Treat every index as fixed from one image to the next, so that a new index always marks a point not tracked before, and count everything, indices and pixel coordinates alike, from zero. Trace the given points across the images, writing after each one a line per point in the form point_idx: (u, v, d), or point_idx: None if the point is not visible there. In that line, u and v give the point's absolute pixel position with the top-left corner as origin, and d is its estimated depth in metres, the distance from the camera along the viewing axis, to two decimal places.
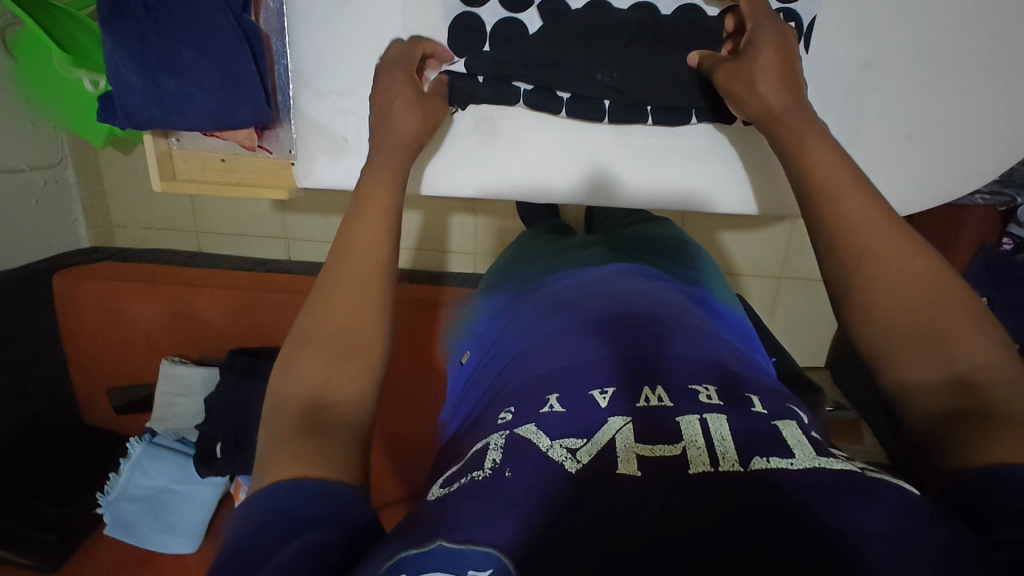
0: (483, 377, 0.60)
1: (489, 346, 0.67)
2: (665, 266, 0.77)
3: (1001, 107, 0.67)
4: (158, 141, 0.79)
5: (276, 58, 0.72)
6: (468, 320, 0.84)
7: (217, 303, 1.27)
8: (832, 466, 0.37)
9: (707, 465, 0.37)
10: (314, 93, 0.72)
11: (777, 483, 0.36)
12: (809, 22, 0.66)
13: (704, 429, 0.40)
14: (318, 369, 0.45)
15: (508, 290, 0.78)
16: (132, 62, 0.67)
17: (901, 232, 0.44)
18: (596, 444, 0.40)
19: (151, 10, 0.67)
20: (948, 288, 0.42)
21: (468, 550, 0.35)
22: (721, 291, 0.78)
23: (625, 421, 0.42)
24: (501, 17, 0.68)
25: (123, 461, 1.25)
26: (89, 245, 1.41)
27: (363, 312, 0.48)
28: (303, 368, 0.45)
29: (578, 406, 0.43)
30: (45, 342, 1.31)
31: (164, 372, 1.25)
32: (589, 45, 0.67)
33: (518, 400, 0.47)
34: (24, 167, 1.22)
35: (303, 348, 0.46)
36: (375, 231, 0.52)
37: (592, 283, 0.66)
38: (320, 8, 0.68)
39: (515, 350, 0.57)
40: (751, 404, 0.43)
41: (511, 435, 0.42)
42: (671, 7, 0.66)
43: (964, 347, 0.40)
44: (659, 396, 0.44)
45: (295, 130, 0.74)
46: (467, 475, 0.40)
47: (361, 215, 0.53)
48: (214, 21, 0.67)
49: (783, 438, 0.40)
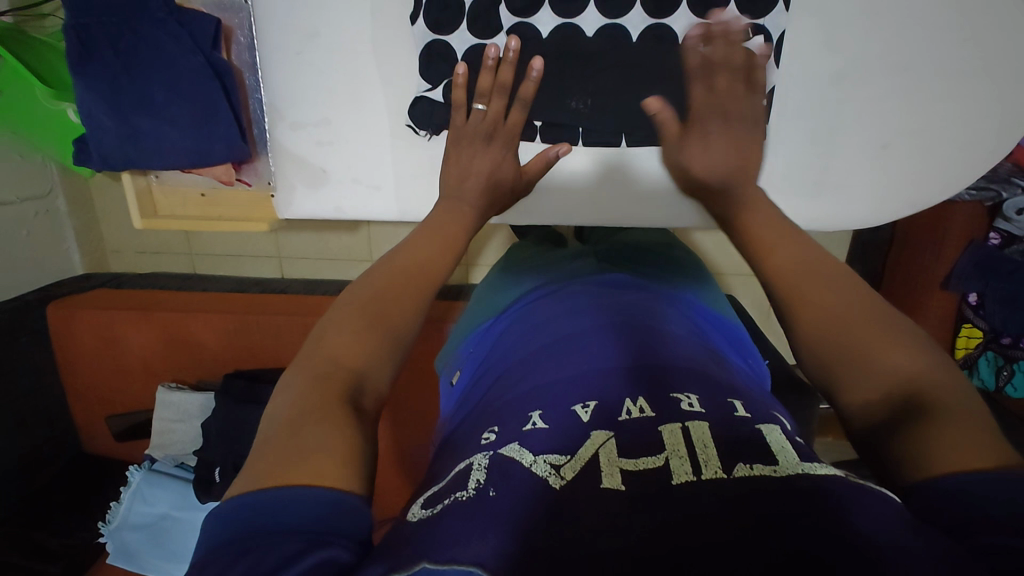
0: (464, 403, 0.59)
1: (478, 365, 0.66)
2: (654, 274, 0.77)
3: (976, 110, 0.67)
4: (137, 179, 0.79)
5: (251, 93, 0.74)
6: (457, 336, 0.82)
7: (210, 327, 1.28)
8: (815, 471, 0.37)
9: (690, 473, 0.37)
10: (291, 125, 0.72)
11: (762, 488, 0.35)
12: (779, 36, 0.66)
13: (686, 438, 0.40)
14: (362, 329, 0.50)
15: (501, 303, 0.77)
16: (104, 104, 0.67)
17: (815, 260, 0.50)
18: (579, 459, 0.40)
19: (120, 54, 0.67)
20: (864, 308, 0.47)
21: (452, 570, 0.33)
22: (710, 295, 0.78)
23: (608, 435, 0.41)
24: (471, 44, 0.67)
25: (123, 490, 1.23)
26: (83, 272, 1.42)
27: (400, 304, 0.53)
28: (343, 333, 0.49)
29: (561, 422, 0.44)
30: (41, 372, 1.32)
31: (161, 400, 1.25)
32: (562, 72, 0.68)
33: (502, 419, 0.47)
34: (15, 199, 1.23)
35: (344, 316, 0.51)
36: (431, 245, 0.59)
37: (576, 292, 0.66)
38: (292, 42, 0.69)
39: (501, 368, 0.57)
40: (732, 413, 0.43)
41: (495, 453, 0.42)
42: (639, 29, 0.67)
43: (890, 357, 0.43)
44: (641, 407, 0.44)
45: (273, 163, 0.74)
46: (450, 495, 0.39)
47: (425, 233, 0.60)
48: (184, 61, 0.67)
49: (768, 445, 0.40)
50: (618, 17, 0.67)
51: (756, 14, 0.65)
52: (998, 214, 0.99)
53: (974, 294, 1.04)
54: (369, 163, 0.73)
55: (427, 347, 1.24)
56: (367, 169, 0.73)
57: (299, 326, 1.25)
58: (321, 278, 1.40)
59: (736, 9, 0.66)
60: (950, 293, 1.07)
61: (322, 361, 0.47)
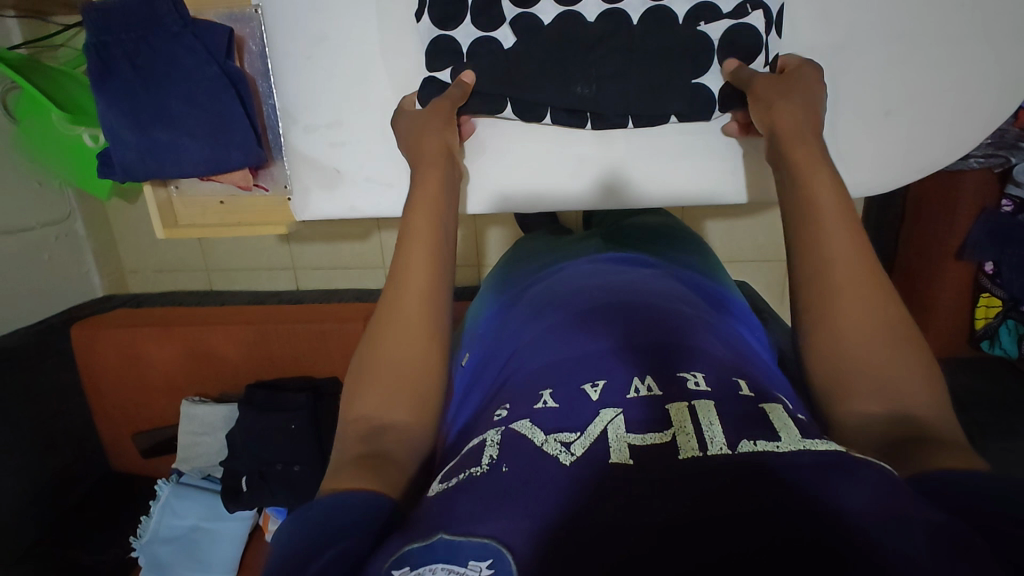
0: (474, 385, 0.59)
1: (488, 343, 0.66)
2: (663, 253, 0.77)
3: (976, 75, 0.68)
4: (157, 190, 0.81)
5: (264, 98, 0.76)
6: (470, 315, 0.82)
7: (231, 339, 1.30)
8: (816, 446, 0.38)
9: (696, 449, 0.38)
10: (304, 128, 0.74)
11: (764, 464, 0.36)
12: (778, 10, 0.67)
13: (692, 415, 0.40)
14: (397, 341, 0.53)
15: (508, 288, 0.77)
16: (125, 119, 0.70)
17: (866, 270, 0.50)
18: (589, 436, 0.40)
19: (138, 68, 0.69)
20: (888, 327, 0.48)
21: (469, 542, 0.35)
22: (717, 273, 0.78)
23: (616, 412, 0.42)
24: (475, 37, 0.68)
25: (152, 504, 1.24)
26: (102, 294, 1.44)
27: (420, 350, 0.53)
28: (382, 348, 0.53)
29: (571, 401, 0.44)
30: (68, 394, 1.34)
31: (185, 413, 1.27)
32: (565, 61, 0.69)
33: (512, 401, 0.47)
34: (34, 225, 1.27)
35: (379, 331, 0.54)
36: (419, 270, 0.56)
37: (584, 278, 0.66)
38: (300, 47, 0.71)
39: (511, 350, 0.58)
40: (737, 393, 0.43)
41: (507, 429, 0.43)
42: (638, 12, 0.68)
43: (900, 379, 0.46)
44: (648, 386, 0.44)
45: (288, 165, 0.77)
46: (464, 470, 0.41)
47: (410, 247, 0.57)
48: (200, 72, 0.69)
49: (769, 422, 0.40)
50: (616, 2, 0.67)
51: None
52: (1010, 179, 0.98)
53: (990, 262, 1.03)
54: (381, 159, 0.74)
55: None
56: (380, 166, 0.75)
57: (317, 334, 1.27)
58: (336, 286, 1.42)
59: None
60: (965, 262, 1.07)
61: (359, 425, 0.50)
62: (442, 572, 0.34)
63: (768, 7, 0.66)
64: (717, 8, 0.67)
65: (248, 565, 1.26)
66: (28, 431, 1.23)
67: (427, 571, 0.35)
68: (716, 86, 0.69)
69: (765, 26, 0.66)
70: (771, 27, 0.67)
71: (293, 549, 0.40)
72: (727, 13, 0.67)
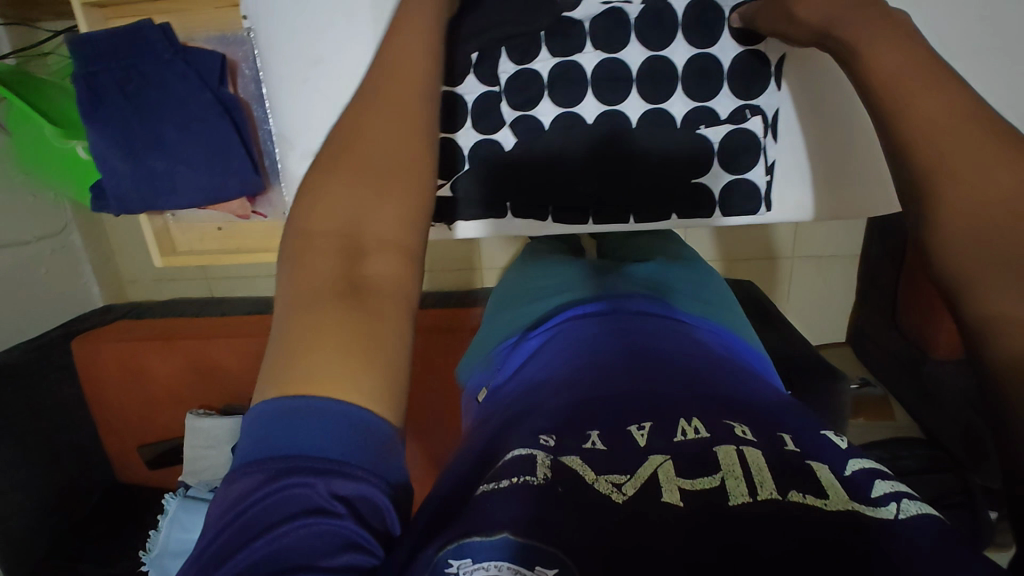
0: (491, 410, 0.56)
1: (509, 372, 0.61)
2: (674, 287, 0.70)
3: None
4: (153, 219, 0.80)
5: (259, 123, 0.76)
6: (480, 349, 0.77)
7: (233, 350, 1.29)
8: (869, 512, 0.35)
9: (746, 494, 0.36)
10: (300, 154, 0.73)
11: (811, 522, 0.34)
12: (773, 114, 0.75)
13: (741, 458, 0.38)
14: (383, 139, 0.41)
15: (516, 324, 0.72)
16: (118, 150, 0.68)
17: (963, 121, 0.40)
18: (640, 478, 0.38)
19: (129, 97, 0.68)
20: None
21: (531, 548, 0.33)
22: (735, 321, 0.69)
23: (665, 457, 0.39)
24: (482, 91, 0.75)
25: (161, 518, 1.20)
26: (102, 304, 1.43)
27: (410, 164, 0.41)
28: (367, 146, 0.40)
29: (618, 444, 0.41)
30: (70, 408, 1.34)
31: (190, 427, 1.26)
32: (568, 162, 0.77)
33: (560, 428, 0.43)
34: (29, 239, 1.26)
35: (363, 120, 0.41)
36: (405, 82, 0.43)
37: (620, 301, 0.63)
38: (299, 70, 0.70)
39: (542, 377, 0.54)
40: (782, 450, 0.40)
41: (556, 459, 0.39)
42: (638, 113, 0.75)
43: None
44: (696, 428, 0.42)
45: (285, 190, 0.75)
46: (517, 475, 0.38)
47: (394, 53, 0.44)
48: (194, 99, 0.69)
49: (818, 478, 0.37)
50: (616, 104, 0.75)
51: (748, 97, 0.74)
52: None
53: None
54: None
55: (444, 355, 1.26)
56: None
57: None
58: None
59: (730, 93, 0.74)
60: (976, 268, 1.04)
61: (326, 232, 0.38)
62: (507, 570, 0.33)
63: (764, 112, 0.74)
64: (717, 114, 0.74)
65: None
66: (30, 446, 1.22)
67: (492, 567, 0.33)
68: (716, 186, 0.78)
69: (762, 129, 0.75)
70: (768, 129, 0.76)
71: (252, 507, 0.32)
72: (726, 119, 0.74)
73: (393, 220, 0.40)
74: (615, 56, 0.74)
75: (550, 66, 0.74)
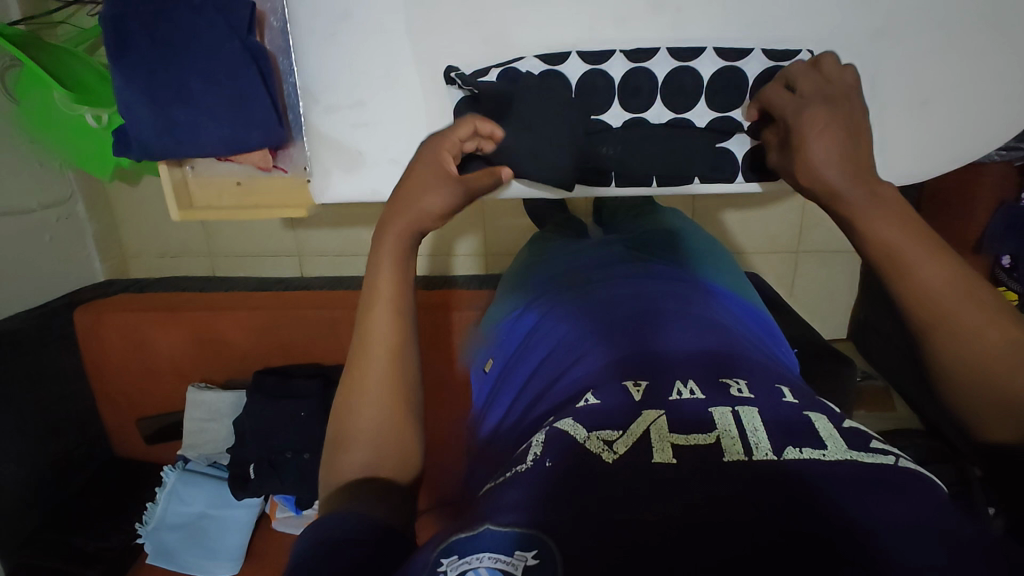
0: (505, 387, 0.60)
1: (515, 347, 0.65)
2: (680, 262, 0.74)
3: (1009, 65, 0.76)
4: (173, 170, 0.86)
5: (284, 76, 0.82)
6: (486, 323, 0.80)
7: (237, 325, 1.28)
8: (864, 458, 0.38)
9: (742, 454, 0.39)
10: (325, 108, 0.83)
11: (809, 474, 0.37)
12: None
13: (737, 420, 0.41)
14: (383, 319, 0.52)
15: (523, 293, 0.75)
16: (144, 97, 0.74)
17: (921, 240, 0.46)
18: (632, 434, 0.41)
19: (156, 42, 0.73)
20: (969, 287, 0.45)
21: (514, 532, 0.36)
22: (740, 287, 0.73)
23: (659, 413, 0.43)
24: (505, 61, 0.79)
25: (158, 490, 1.24)
26: (104, 278, 1.42)
27: (399, 338, 0.52)
28: (372, 326, 0.52)
29: (613, 397, 0.45)
30: (70, 378, 1.32)
31: (192, 399, 1.24)
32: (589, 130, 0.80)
33: (557, 406, 0.48)
34: (34, 207, 1.25)
35: (368, 305, 0.53)
36: (392, 276, 0.54)
37: (614, 277, 0.66)
38: (323, 24, 0.78)
39: (545, 353, 0.58)
40: (779, 401, 0.44)
41: (551, 429, 0.43)
42: (664, 71, 0.79)
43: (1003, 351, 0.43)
44: (691, 389, 0.45)
45: (308, 147, 0.85)
46: (512, 468, 0.42)
47: (389, 230, 0.55)
48: (222, 47, 0.73)
49: (816, 431, 0.41)
50: (642, 62, 0.79)
51: (777, 59, 0.76)
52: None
53: (1008, 257, 1.00)
54: (401, 141, 0.83)
55: (449, 336, 1.26)
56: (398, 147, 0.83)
57: (330, 322, 1.26)
58: (342, 273, 1.40)
59: (759, 56, 0.77)
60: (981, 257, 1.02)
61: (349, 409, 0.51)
62: (490, 560, 0.36)
63: None
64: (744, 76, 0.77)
65: (256, 552, 1.25)
66: (29, 416, 1.21)
67: (475, 560, 0.36)
68: (740, 152, 0.81)
69: None
70: None
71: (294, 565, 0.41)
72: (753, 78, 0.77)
73: (391, 383, 0.51)
74: (644, 65, 0.79)
75: (580, 71, 0.79)
